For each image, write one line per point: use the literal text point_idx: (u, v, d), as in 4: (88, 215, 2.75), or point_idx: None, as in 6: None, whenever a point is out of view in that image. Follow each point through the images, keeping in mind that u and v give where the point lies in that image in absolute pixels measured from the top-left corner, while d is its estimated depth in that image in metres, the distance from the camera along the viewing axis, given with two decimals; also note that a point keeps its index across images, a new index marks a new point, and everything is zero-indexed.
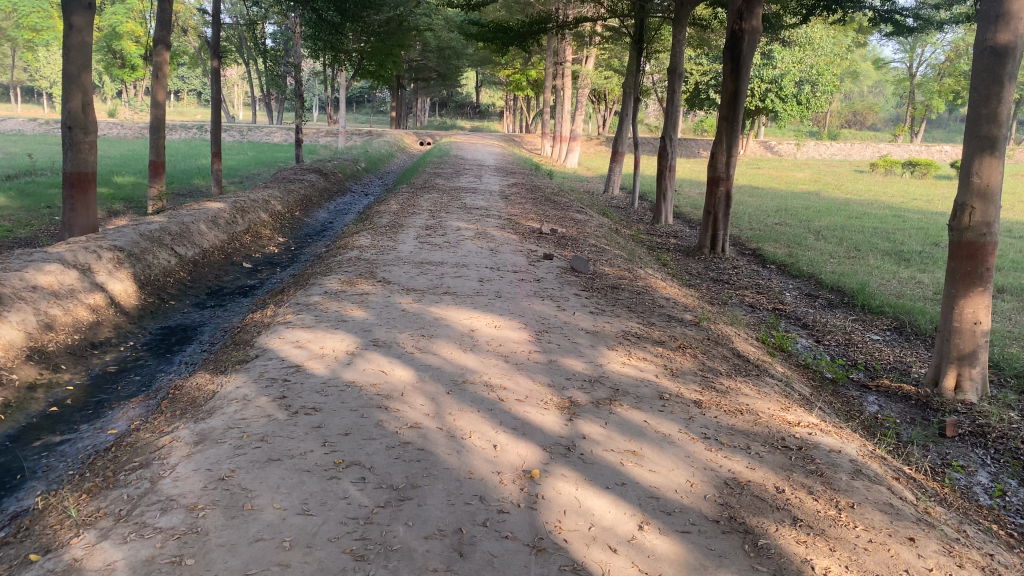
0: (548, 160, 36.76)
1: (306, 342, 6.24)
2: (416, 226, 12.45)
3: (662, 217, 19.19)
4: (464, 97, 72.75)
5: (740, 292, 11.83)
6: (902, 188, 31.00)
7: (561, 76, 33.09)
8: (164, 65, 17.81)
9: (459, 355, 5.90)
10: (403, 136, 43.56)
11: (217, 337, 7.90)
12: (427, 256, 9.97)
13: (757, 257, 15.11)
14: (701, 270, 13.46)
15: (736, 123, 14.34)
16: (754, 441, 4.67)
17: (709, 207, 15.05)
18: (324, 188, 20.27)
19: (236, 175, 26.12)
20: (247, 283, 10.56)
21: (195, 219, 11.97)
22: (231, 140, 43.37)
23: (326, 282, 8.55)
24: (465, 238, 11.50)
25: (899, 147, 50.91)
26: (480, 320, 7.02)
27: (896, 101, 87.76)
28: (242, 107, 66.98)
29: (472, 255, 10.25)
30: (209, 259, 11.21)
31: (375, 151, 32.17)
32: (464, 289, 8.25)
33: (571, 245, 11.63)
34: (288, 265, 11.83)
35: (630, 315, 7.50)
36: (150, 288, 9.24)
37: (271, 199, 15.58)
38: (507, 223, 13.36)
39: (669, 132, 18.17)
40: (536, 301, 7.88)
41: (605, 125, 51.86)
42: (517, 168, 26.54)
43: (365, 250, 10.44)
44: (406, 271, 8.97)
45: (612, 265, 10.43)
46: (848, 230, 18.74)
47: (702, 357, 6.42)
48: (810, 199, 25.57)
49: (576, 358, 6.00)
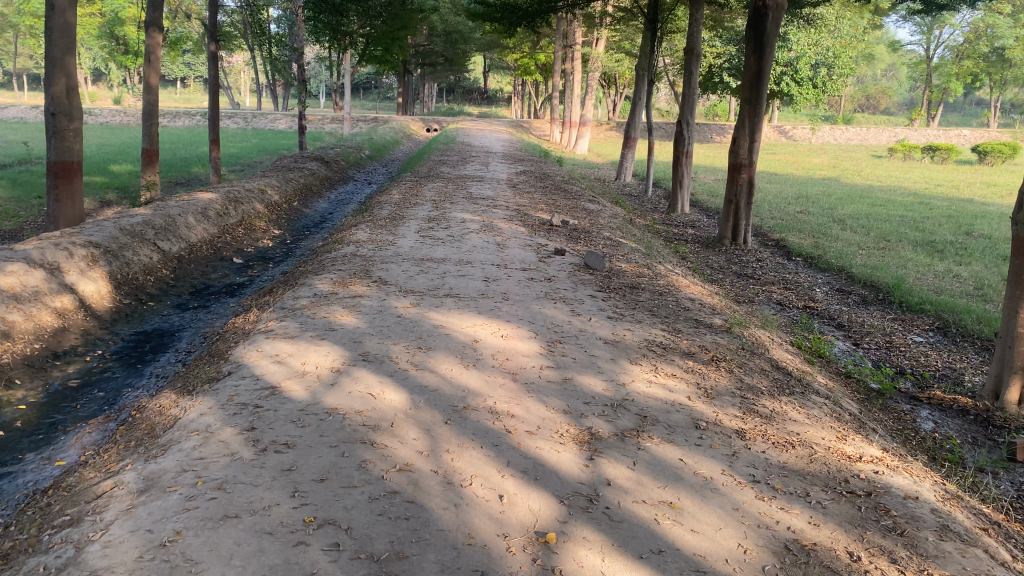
0: (558, 146, 35.91)
1: (286, 356, 5.46)
2: (418, 218, 11.66)
3: (678, 206, 18.38)
4: (472, 82, 71.75)
5: (767, 288, 11.05)
6: (924, 174, 29.92)
7: (571, 60, 32.20)
8: (157, 49, 17.01)
9: (460, 373, 5.12)
10: (410, 122, 42.78)
11: (195, 345, 7.13)
12: (428, 252, 9.19)
13: (781, 248, 14.29)
14: (723, 264, 12.66)
15: (759, 105, 13.51)
16: (814, 486, 3.88)
17: (730, 195, 14.25)
18: (325, 176, 19.52)
19: (237, 163, 25.41)
20: (235, 281, 9.80)
21: (184, 211, 11.23)
22: (236, 127, 42.72)
23: (315, 283, 7.78)
24: (469, 232, 10.70)
25: (916, 131, 49.71)
26: (486, 327, 6.24)
27: (910, 85, 86.29)
28: (248, 94, 66.30)
29: (477, 250, 9.46)
30: (196, 254, 10.44)
31: (381, 138, 31.39)
32: (467, 291, 7.46)
33: (583, 238, 10.83)
34: (282, 261, 11.06)
35: (653, 320, 6.71)
36: (127, 288, 8.50)
37: (266, 189, 14.83)
38: (515, 214, 12.56)
39: (685, 116, 17.33)
40: (547, 304, 7.09)
41: (615, 111, 50.90)
42: (526, 155, 25.72)
43: (361, 245, 9.67)
44: (405, 270, 8.21)
45: (629, 260, 9.62)
46: (874, 218, 17.87)
47: (738, 372, 5.63)
48: (830, 186, 24.71)
49: (594, 377, 5.21)
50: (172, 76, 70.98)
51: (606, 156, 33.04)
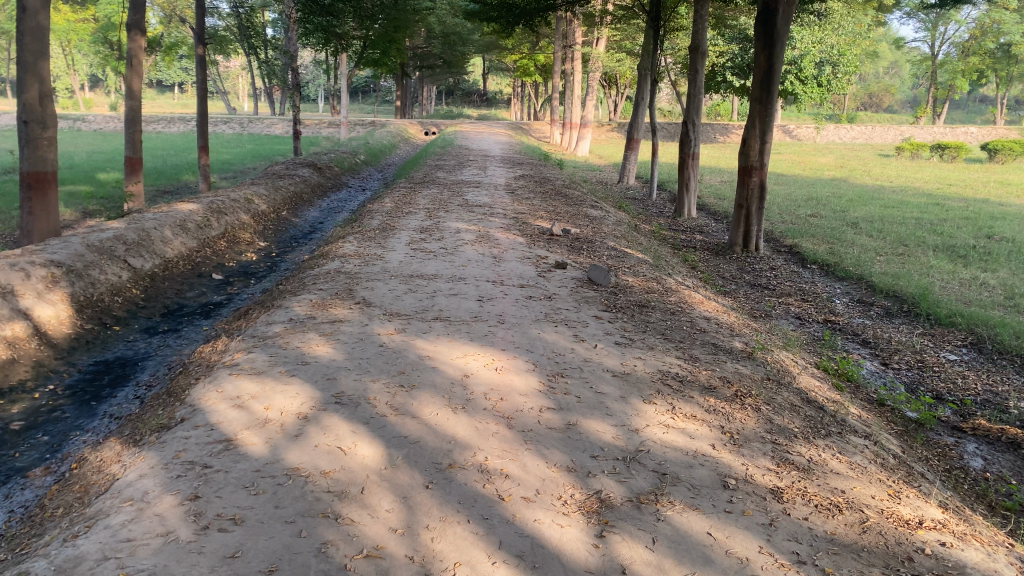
0: (558, 148, 35.27)
1: (248, 399, 4.76)
2: (410, 229, 10.98)
3: (684, 210, 17.70)
4: (472, 85, 71.17)
5: (784, 300, 10.37)
6: (933, 173, 29.14)
7: (570, 60, 31.56)
8: (140, 54, 16.33)
9: (447, 419, 4.43)
10: (408, 125, 42.16)
11: (158, 378, 6.43)
12: (419, 268, 8.50)
13: (795, 255, 13.62)
14: (735, 273, 12.00)
15: (770, 105, 12.83)
16: (873, 569, 3.20)
17: (740, 200, 13.55)
18: (318, 183, 18.87)
19: (229, 169, 24.76)
20: (212, 300, 9.12)
21: (160, 224, 10.55)
22: (231, 133, 42.06)
23: (292, 305, 7.08)
24: (464, 243, 10.02)
25: (922, 128, 49.04)
26: (479, 357, 5.54)
27: (913, 82, 85.53)
28: (246, 99, 65.77)
29: (472, 265, 8.77)
30: (172, 271, 9.76)
31: (377, 142, 30.70)
32: (459, 314, 6.76)
33: (586, 249, 10.14)
34: (265, 276, 10.38)
35: (666, 347, 6.01)
36: (91, 311, 7.81)
37: (253, 198, 14.17)
38: (513, 222, 11.87)
39: (690, 116, 16.65)
40: (547, 328, 6.39)
41: (616, 112, 50.25)
42: (525, 158, 25.06)
43: (348, 260, 8.98)
44: (392, 289, 7.54)
45: (635, 273, 8.93)
46: (889, 221, 17.17)
47: (766, 411, 4.93)
48: (840, 187, 23.99)
49: (602, 421, 4.51)
50: (168, 82, 70.37)
51: (607, 158, 32.38)
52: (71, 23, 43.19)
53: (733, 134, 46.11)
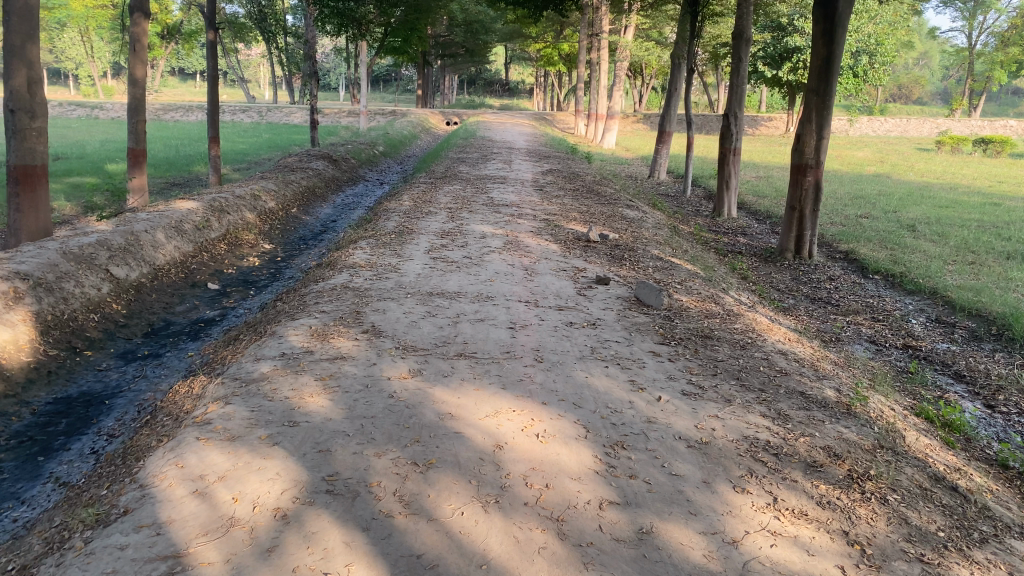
0: (584, 139, 33.98)
1: (213, 484, 3.64)
2: (430, 233, 9.84)
3: (724, 209, 16.43)
4: (493, 74, 69.80)
5: (853, 321, 9.11)
6: (981, 169, 27.77)
7: (598, 48, 30.22)
8: (143, 37, 15.18)
9: (475, 524, 3.28)
10: (429, 115, 41.01)
11: (123, 425, 5.30)
12: (440, 284, 7.35)
13: (852, 263, 12.35)
14: (790, 285, 10.79)
15: (828, 96, 11.62)
16: None
17: (792, 201, 12.26)
18: (333, 177, 17.78)
19: (243, 160, 23.70)
20: (204, 316, 8.01)
21: (152, 226, 9.46)
22: (250, 122, 41.05)
23: (287, 333, 5.94)
24: (490, 252, 8.87)
25: (959, 121, 47.31)
26: (515, 415, 4.37)
27: (946, 74, 83.37)
28: (266, 87, 64.71)
29: (499, 279, 7.62)
30: (162, 280, 8.66)
31: (396, 132, 29.51)
32: (488, 348, 5.57)
33: (628, 259, 8.96)
34: (267, 285, 9.26)
35: (746, 403, 4.80)
36: (59, 333, 6.70)
37: (260, 194, 13.07)
38: (544, 226, 10.69)
39: (732, 108, 15.41)
40: (596, 370, 5.20)
41: (642, 102, 48.80)
42: (552, 151, 23.85)
43: (358, 272, 7.83)
44: (407, 312, 6.40)
45: (690, 291, 7.74)
46: (948, 223, 15.82)
47: (897, 503, 3.72)
48: (885, 184, 22.63)
49: (685, 526, 3.34)
50: (190, 70, 69.44)
51: (635, 150, 31.02)
52: (88, 8, 42.18)
53: (764, 125, 44.48)
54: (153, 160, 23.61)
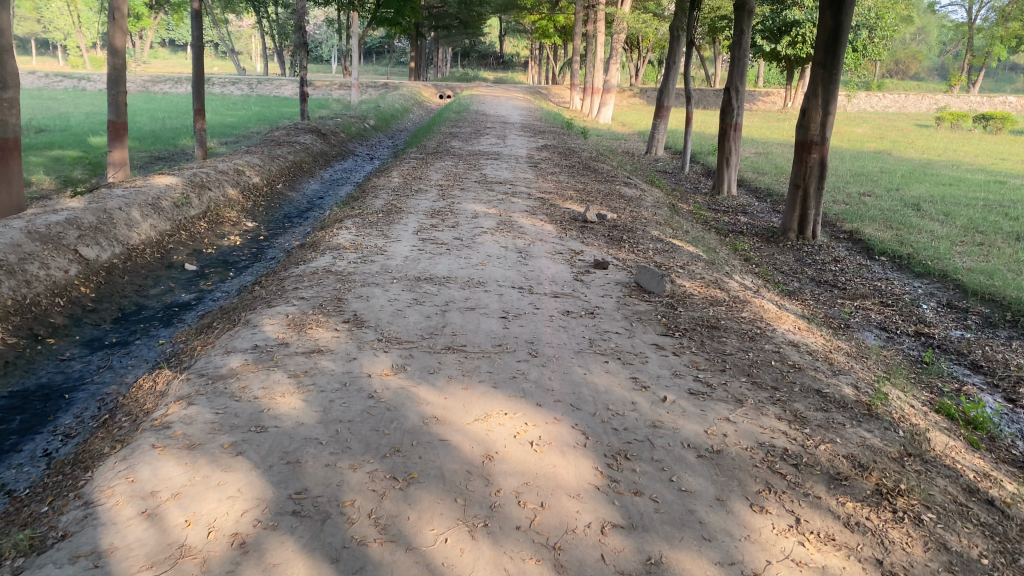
0: (580, 113, 33.42)
1: (165, 502, 3.22)
2: (419, 212, 9.39)
3: (724, 186, 15.98)
4: (487, 47, 68.75)
5: (861, 305, 8.72)
6: (982, 146, 27.33)
7: (594, 20, 29.59)
8: (123, 5, 14.53)
9: (460, 554, 2.88)
10: (422, 88, 40.31)
11: (82, 423, 4.87)
12: (428, 268, 6.91)
13: (857, 243, 11.95)
14: (795, 267, 10.40)
15: (836, 69, 11.16)
16: None
17: (797, 178, 11.86)
18: (321, 151, 17.28)
19: (230, 133, 23.13)
20: (179, 300, 7.58)
21: (126, 203, 8.98)
22: (239, 94, 40.30)
23: (261, 322, 5.51)
24: (482, 232, 8.43)
25: (958, 98, 46.77)
26: (507, 419, 3.96)
27: (944, 49, 82.63)
28: (257, 59, 63.57)
29: (492, 263, 7.20)
30: (135, 261, 8.20)
31: (388, 105, 28.89)
32: (479, 340, 5.16)
33: (627, 241, 8.53)
34: (247, 266, 8.82)
35: (758, 405, 4.40)
36: (19, 320, 6.25)
37: (243, 169, 12.57)
38: (539, 204, 10.24)
39: (734, 82, 14.94)
40: (595, 366, 4.79)
41: (639, 76, 48.13)
42: (547, 126, 23.32)
43: (342, 255, 7.38)
44: (393, 299, 5.98)
45: (693, 276, 7.32)
46: (953, 202, 15.43)
47: (933, 525, 3.33)
48: (886, 161, 22.21)
49: (698, 556, 2.95)
50: (178, 41, 68.24)
51: (631, 126, 30.49)
52: None
53: (761, 101, 43.88)
54: (137, 133, 23.03)
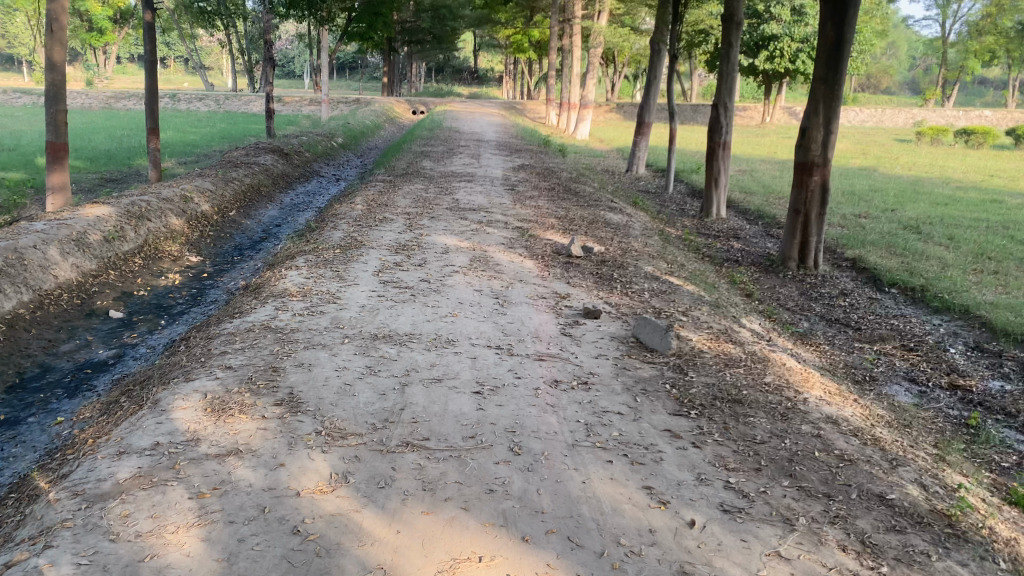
0: (556, 129, 32.49)
1: None
2: (383, 247, 8.28)
3: (712, 209, 15.00)
4: (462, 62, 67.76)
5: (883, 352, 7.72)
6: (967, 162, 26.73)
7: (569, 34, 28.64)
8: (63, 16, 13.03)
9: None
10: (395, 104, 39.24)
11: None
12: (388, 323, 5.82)
13: (862, 272, 11.03)
14: (801, 303, 9.44)
15: (838, 85, 10.29)
16: None
17: (797, 204, 10.93)
18: (282, 172, 16.15)
19: (190, 152, 21.90)
20: (93, 359, 6.40)
21: (42, 239, 7.80)
22: (206, 110, 38.94)
23: (172, 406, 4.38)
24: (453, 272, 7.36)
25: (934, 112, 46.55)
26: (482, 569, 2.89)
27: (914, 63, 83.13)
28: (228, 74, 62.09)
29: (463, 313, 6.13)
30: (48, 310, 7.03)
31: (358, 122, 27.76)
32: (446, 428, 4.07)
33: (618, 281, 7.49)
34: (183, 312, 7.67)
35: (814, 532, 3.34)
36: None
37: (191, 195, 11.41)
38: (517, 236, 9.16)
39: (722, 99, 14.10)
40: (597, 468, 3.73)
41: (614, 91, 47.46)
42: (523, 144, 22.29)
43: (286, 304, 6.26)
44: (342, 369, 4.87)
45: (698, 325, 6.30)
46: (953, 224, 14.63)
47: None
48: (874, 178, 21.47)
49: None
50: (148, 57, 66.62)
51: (609, 142, 29.54)
52: None
53: (739, 116, 43.17)
54: (90, 153, 21.67)
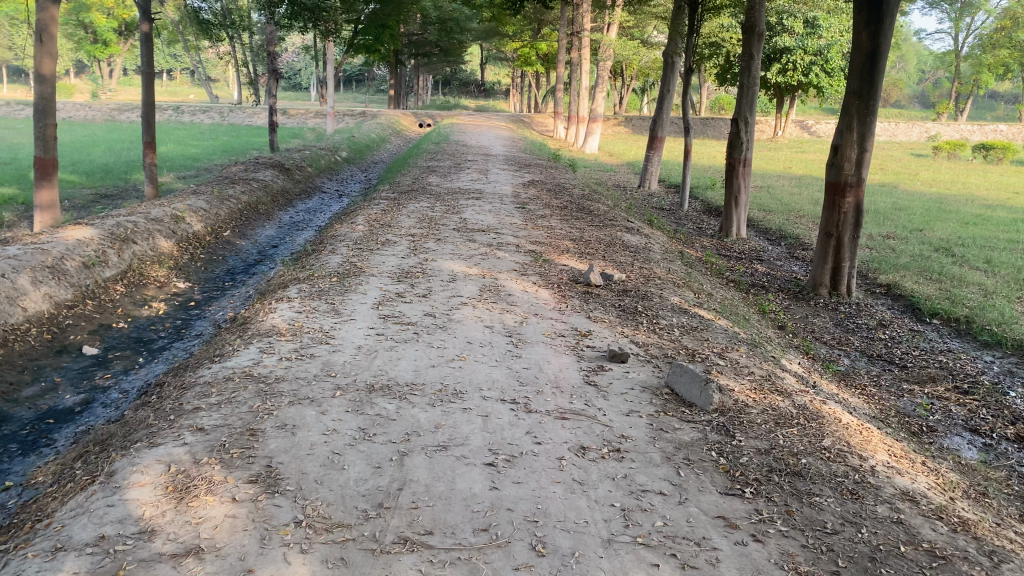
0: (565, 143, 31.85)
1: None
2: (384, 275, 7.60)
3: (732, 229, 14.27)
4: (469, 75, 67.14)
5: (935, 395, 6.97)
6: (989, 178, 25.98)
7: (578, 47, 28.02)
8: (52, 26, 12.30)
9: None
10: (401, 117, 38.65)
11: None
12: (387, 369, 5.11)
13: (899, 300, 10.30)
14: (837, 336, 8.71)
15: (873, 99, 9.57)
16: None
17: (828, 226, 10.24)
18: (283, 189, 15.51)
19: (191, 167, 21.27)
20: (57, 405, 5.70)
21: (12, 267, 7.15)
22: (210, 123, 38.41)
23: (129, 480, 3.68)
24: (462, 305, 6.66)
25: (947, 126, 45.78)
26: None
27: (924, 77, 82.27)
28: (233, 86, 61.63)
29: (473, 357, 5.41)
30: (13, 347, 6.36)
31: (363, 136, 27.14)
32: (453, 517, 3.37)
33: (643, 315, 6.78)
34: (165, 348, 6.99)
35: None
36: None
37: (182, 215, 10.75)
38: (530, 261, 8.46)
39: (742, 113, 13.41)
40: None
41: (622, 105, 46.85)
42: (532, 159, 21.62)
43: (273, 346, 5.56)
44: (331, 433, 4.14)
45: (737, 371, 5.58)
46: (986, 245, 13.89)
47: None
48: (896, 195, 20.73)
49: None
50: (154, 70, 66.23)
51: (620, 156, 28.83)
52: None
53: None
54: (88, 167, 21.03)
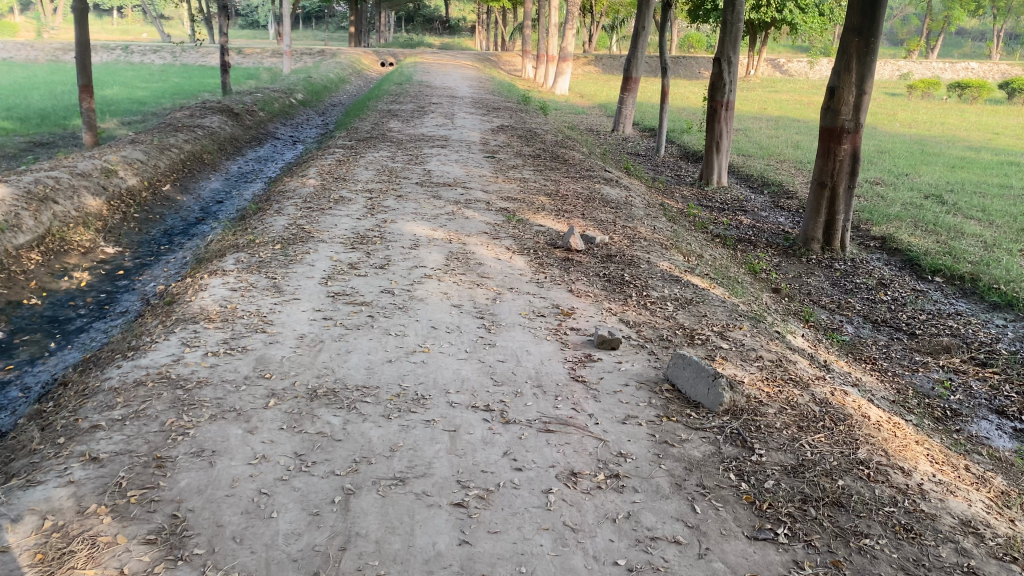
0: (534, 83, 30.54)
1: None
2: (337, 240, 6.69)
3: (714, 176, 13.42)
4: (433, 11, 64.62)
5: (952, 369, 6.29)
6: (966, 118, 25.33)
7: None
8: None
9: None
10: (363, 56, 36.92)
11: None
12: (335, 367, 4.26)
13: (896, 255, 9.58)
14: (836, 298, 7.99)
15: (874, 36, 8.70)
16: None
17: (822, 176, 9.41)
18: (232, 135, 14.34)
19: (136, 111, 19.85)
20: None
21: None
22: (161, 63, 36.40)
23: None
24: (424, 278, 5.78)
25: (919, 64, 45.03)
26: None
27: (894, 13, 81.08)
28: (185, 25, 58.72)
29: (437, 347, 4.57)
30: None
31: (321, 77, 25.68)
32: None
33: (632, 287, 5.96)
34: (82, 329, 6.05)
35: None
36: None
37: (114, 168, 9.67)
38: (501, 221, 7.59)
39: (726, 52, 12.46)
40: None
41: (591, 43, 45.33)
42: (500, 101, 20.50)
43: (200, 337, 4.66)
44: (258, 464, 3.28)
45: (745, 359, 4.80)
46: (977, 191, 13.24)
47: None
48: (877, 137, 19.98)
49: None
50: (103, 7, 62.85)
51: (591, 97, 27.63)
52: None
53: None
54: (24, 112, 19.51)
